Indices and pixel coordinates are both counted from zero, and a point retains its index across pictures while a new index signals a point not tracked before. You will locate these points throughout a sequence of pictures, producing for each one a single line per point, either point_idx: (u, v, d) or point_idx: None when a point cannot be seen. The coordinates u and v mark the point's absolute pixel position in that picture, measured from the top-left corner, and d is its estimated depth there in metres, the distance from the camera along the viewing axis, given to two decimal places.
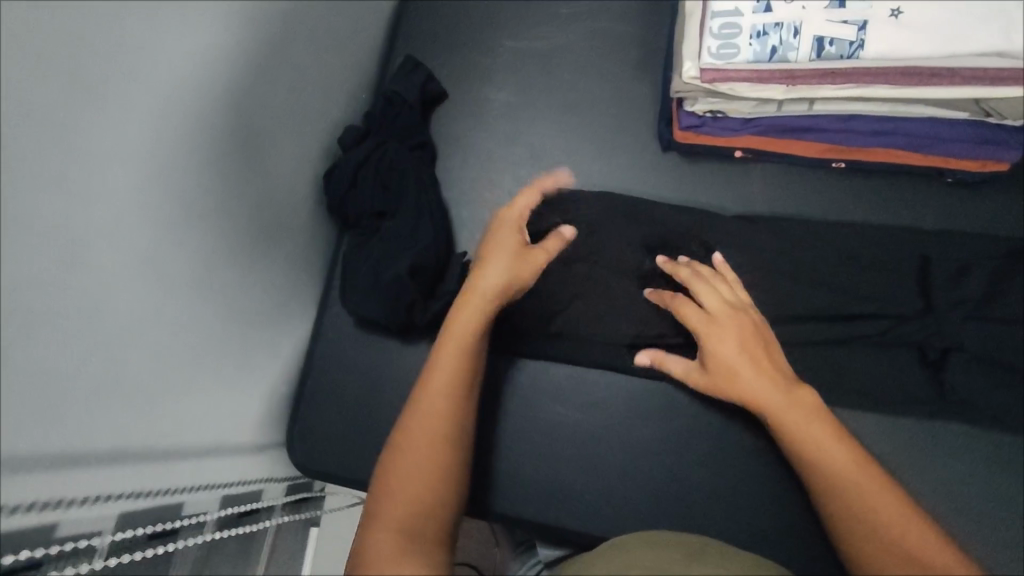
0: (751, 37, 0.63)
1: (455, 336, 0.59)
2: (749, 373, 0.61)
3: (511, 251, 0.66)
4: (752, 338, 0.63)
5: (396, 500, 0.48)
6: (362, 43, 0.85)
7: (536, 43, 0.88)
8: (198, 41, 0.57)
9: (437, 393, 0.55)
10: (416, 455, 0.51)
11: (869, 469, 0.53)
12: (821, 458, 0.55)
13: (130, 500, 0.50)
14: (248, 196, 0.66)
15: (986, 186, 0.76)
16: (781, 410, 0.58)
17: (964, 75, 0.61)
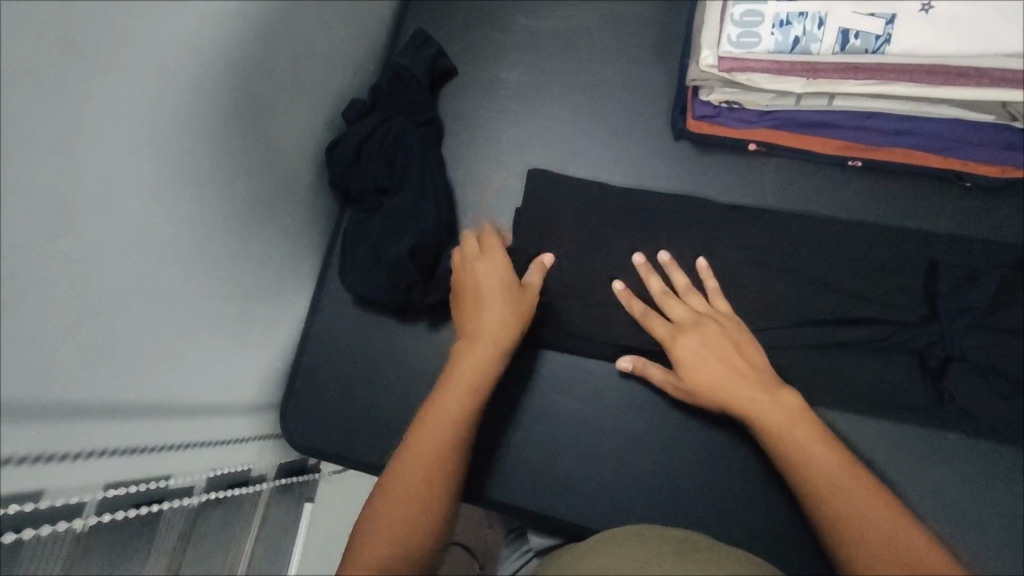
0: (774, 27, 0.61)
1: (468, 372, 0.60)
2: (723, 383, 0.61)
3: (505, 284, 0.66)
4: (721, 345, 0.63)
5: (387, 514, 0.51)
6: (372, 14, 0.83)
7: (551, 22, 0.86)
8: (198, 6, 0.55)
9: (444, 419, 0.57)
10: (418, 470, 0.54)
11: (853, 475, 0.53)
12: (803, 462, 0.55)
13: (123, 457, 0.50)
14: (249, 166, 0.65)
15: (1004, 192, 0.74)
16: (764, 416, 0.59)
17: (992, 77, 0.59)
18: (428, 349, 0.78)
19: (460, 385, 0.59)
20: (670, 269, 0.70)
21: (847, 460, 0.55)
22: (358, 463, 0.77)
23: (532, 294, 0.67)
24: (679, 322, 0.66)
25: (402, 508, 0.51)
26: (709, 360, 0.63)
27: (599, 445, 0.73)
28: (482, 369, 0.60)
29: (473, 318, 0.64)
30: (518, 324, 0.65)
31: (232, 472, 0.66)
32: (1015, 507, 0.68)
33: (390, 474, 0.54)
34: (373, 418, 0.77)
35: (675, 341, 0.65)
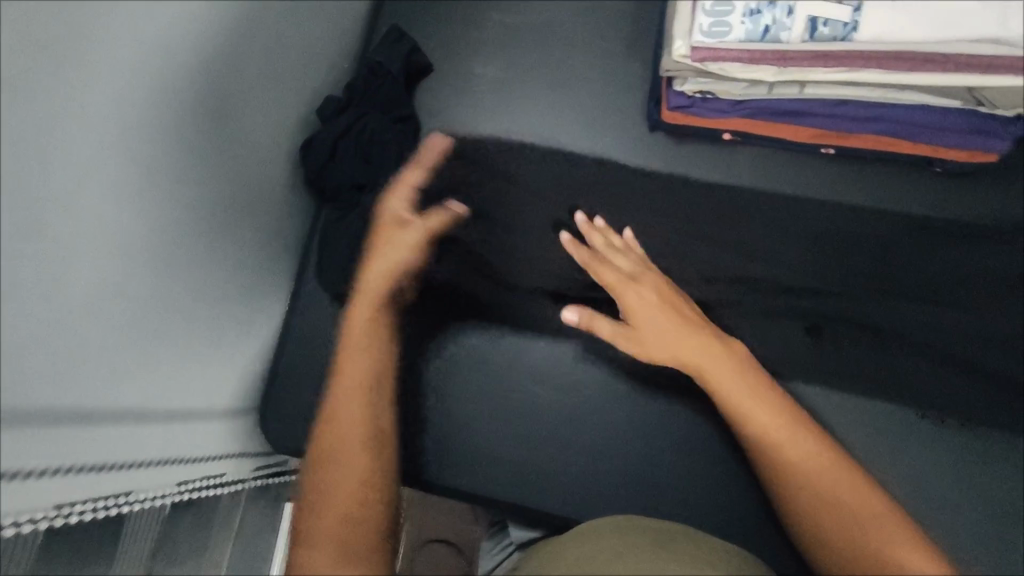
0: (744, 16, 0.62)
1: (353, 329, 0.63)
2: (670, 338, 0.62)
3: (398, 234, 0.68)
4: (663, 299, 0.64)
5: (328, 496, 0.52)
6: (346, 11, 0.82)
7: (525, 17, 0.86)
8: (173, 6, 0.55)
9: (354, 387, 0.58)
10: (345, 438, 0.55)
11: (812, 445, 0.55)
12: (763, 436, 0.56)
13: (94, 473, 0.49)
14: (220, 162, 0.64)
15: (974, 177, 0.75)
16: (722, 373, 0.59)
17: (958, 62, 0.59)
18: None
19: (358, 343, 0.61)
20: (604, 230, 0.70)
21: (802, 424, 0.56)
22: None
23: (412, 236, 0.68)
24: (629, 274, 0.66)
25: (342, 479, 0.53)
26: (658, 313, 0.63)
27: (579, 437, 0.72)
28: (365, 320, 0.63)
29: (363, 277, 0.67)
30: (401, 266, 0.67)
31: (202, 483, 0.64)
32: (993, 488, 0.68)
33: (318, 452, 0.55)
34: None
35: (627, 292, 0.65)
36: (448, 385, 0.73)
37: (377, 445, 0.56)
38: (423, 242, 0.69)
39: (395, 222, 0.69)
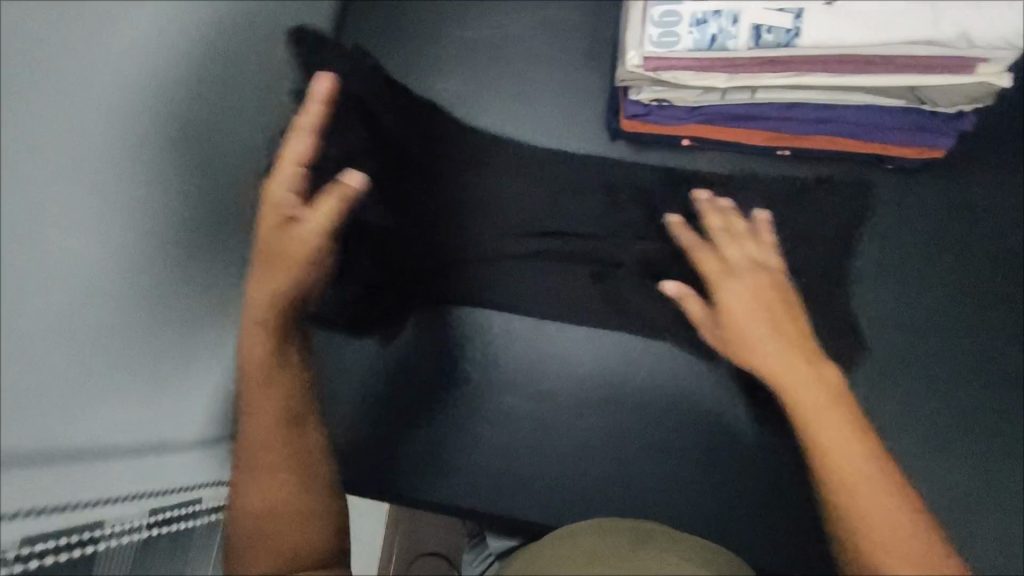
0: (691, 25, 0.64)
1: (255, 366, 0.59)
2: (759, 341, 0.62)
3: (290, 234, 0.63)
4: (767, 296, 0.64)
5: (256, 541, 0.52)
6: (307, 30, 0.83)
7: (486, 30, 0.87)
8: (117, 38, 0.56)
9: (262, 425, 0.57)
10: (261, 479, 0.55)
11: (873, 469, 0.52)
12: (820, 448, 0.53)
13: (66, 510, 0.49)
14: (187, 188, 0.65)
15: (922, 173, 0.77)
16: (801, 391, 0.57)
17: (898, 63, 0.61)
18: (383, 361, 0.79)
19: (259, 362, 0.59)
20: (727, 220, 0.71)
21: (871, 450, 0.53)
22: None
23: (309, 239, 0.63)
24: (732, 266, 0.67)
25: (269, 524, 0.53)
26: (754, 310, 0.63)
27: (552, 441, 0.77)
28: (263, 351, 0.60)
29: (256, 282, 0.62)
30: (290, 274, 0.63)
31: (186, 509, 0.64)
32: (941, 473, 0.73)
33: (238, 497, 0.55)
34: None
35: (724, 283, 0.66)
36: (424, 396, 0.78)
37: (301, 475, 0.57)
38: (314, 240, 0.64)
39: (281, 221, 0.63)
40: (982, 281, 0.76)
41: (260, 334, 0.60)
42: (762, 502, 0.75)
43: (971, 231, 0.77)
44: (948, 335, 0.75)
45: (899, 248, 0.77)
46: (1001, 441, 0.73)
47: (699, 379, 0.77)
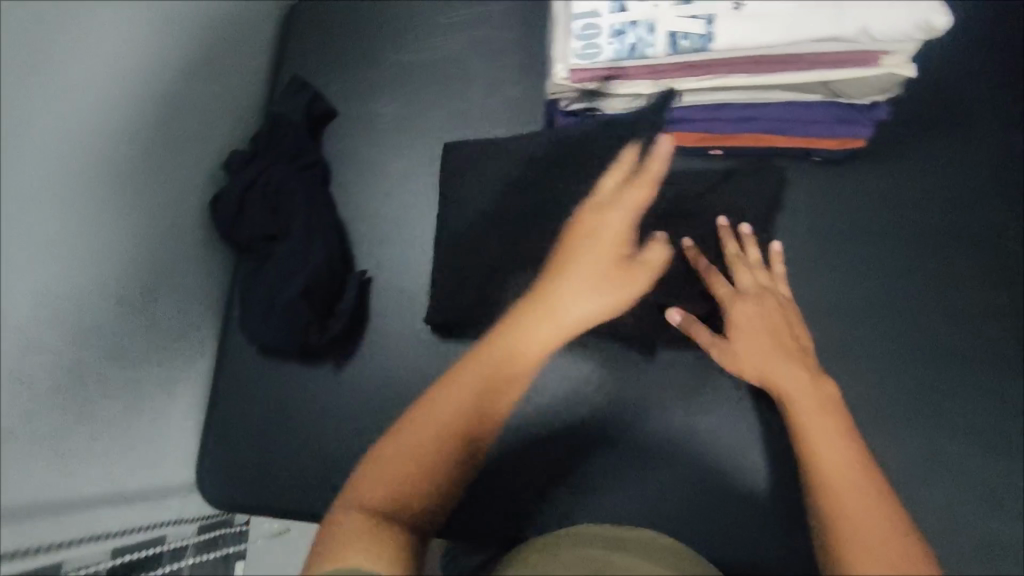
0: (611, 37, 0.64)
1: (482, 358, 0.62)
2: (769, 358, 0.67)
3: (601, 259, 0.68)
4: (775, 320, 0.70)
5: (382, 479, 0.54)
6: (244, 66, 0.84)
7: (421, 54, 0.89)
8: (65, 87, 0.57)
9: (448, 400, 0.59)
10: (414, 442, 0.56)
11: (855, 469, 0.58)
12: (813, 443, 0.60)
13: (14, 560, 0.51)
14: (126, 229, 0.65)
15: (849, 162, 0.80)
16: (806, 408, 0.63)
17: (809, 60, 0.64)
18: (337, 388, 0.79)
19: (478, 372, 0.61)
20: (747, 240, 0.75)
21: (858, 456, 0.59)
22: (282, 512, 0.77)
23: (614, 288, 0.68)
24: (744, 289, 0.72)
25: (393, 478, 0.55)
26: (759, 327, 0.69)
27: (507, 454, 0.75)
28: (507, 349, 0.63)
29: (540, 290, 0.67)
30: (550, 327, 0.65)
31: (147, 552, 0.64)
32: (898, 453, 0.73)
33: (388, 440, 0.57)
34: (292, 463, 0.78)
35: (735, 303, 0.71)
36: (380, 417, 0.78)
37: (444, 459, 0.56)
38: (620, 283, 0.68)
39: (619, 254, 0.69)
40: (917, 263, 0.78)
41: (546, 337, 0.65)
42: (725, 507, 0.73)
43: (900, 216, 0.79)
44: (889, 318, 0.76)
45: (833, 237, 0.79)
46: (954, 421, 0.74)
47: (649, 377, 0.76)
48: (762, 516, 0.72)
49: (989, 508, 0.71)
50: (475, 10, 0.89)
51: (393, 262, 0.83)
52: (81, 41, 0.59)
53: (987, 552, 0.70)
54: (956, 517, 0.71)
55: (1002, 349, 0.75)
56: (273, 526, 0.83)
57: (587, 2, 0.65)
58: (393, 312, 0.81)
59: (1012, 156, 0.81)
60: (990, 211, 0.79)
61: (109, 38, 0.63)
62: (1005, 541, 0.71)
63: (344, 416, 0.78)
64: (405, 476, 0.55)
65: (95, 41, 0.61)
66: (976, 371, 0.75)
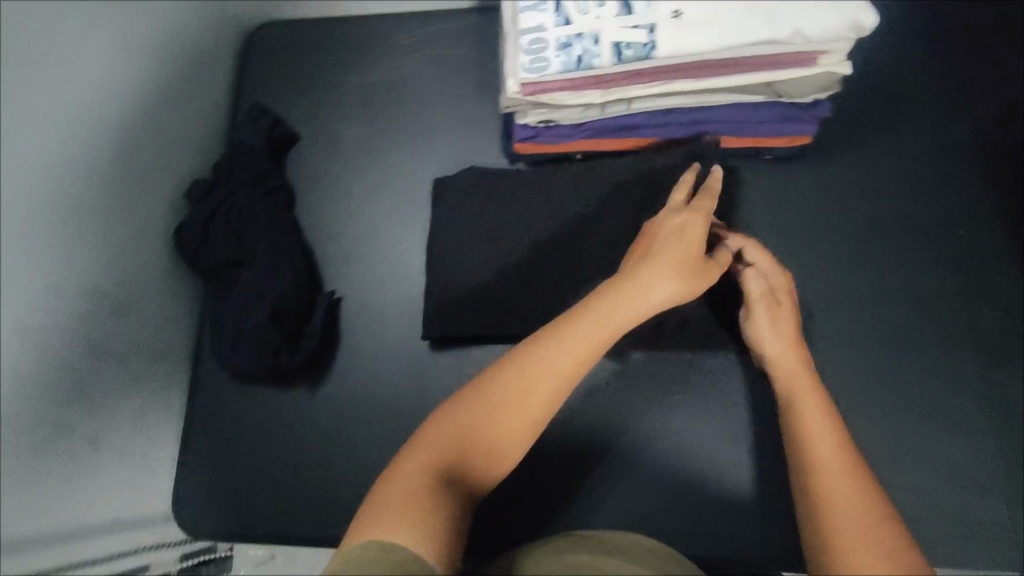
0: (558, 50, 0.66)
1: (585, 331, 0.57)
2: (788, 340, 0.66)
3: (687, 256, 0.63)
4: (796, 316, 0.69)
5: (456, 429, 0.53)
6: (203, 95, 0.85)
7: (379, 74, 0.90)
8: (22, 123, 0.58)
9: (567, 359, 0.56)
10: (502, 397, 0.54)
11: (842, 461, 0.56)
12: (802, 437, 0.59)
13: None
14: (88, 263, 0.65)
15: (798, 159, 0.83)
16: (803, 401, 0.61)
17: (749, 63, 0.66)
18: (310, 408, 0.80)
19: (550, 369, 0.55)
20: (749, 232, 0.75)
21: (847, 452, 0.57)
22: (260, 537, 0.77)
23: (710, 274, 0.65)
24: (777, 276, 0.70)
25: (471, 430, 0.53)
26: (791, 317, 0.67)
27: None
28: (597, 334, 0.58)
29: (636, 273, 0.61)
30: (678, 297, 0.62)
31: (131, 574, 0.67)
32: (865, 439, 0.74)
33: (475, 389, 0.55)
34: (268, 487, 0.78)
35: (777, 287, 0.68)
36: (355, 436, 0.78)
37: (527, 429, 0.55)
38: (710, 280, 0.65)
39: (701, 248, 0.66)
40: (871, 253, 0.80)
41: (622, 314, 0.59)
42: (699, 503, 0.74)
43: (852, 208, 0.81)
44: (848, 308, 0.78)
45: (789, 232, 0.81)
46: (917, 404, 0.75)
47: (620, 381, 0.78)
48: (733, 509, 0.73)
49: (957, 488, 0.73)
50: (430, 29, 0.91)
51: (361, 280, 0.84)
52: (38, 80, 0.60)
53: (957, 531, 0.72)
54: (926, 499, 0.72)
55: (958, 331, 0.77)
56: (257, 553, 0.78)
57: (533, 17, 0.66)
58: (363, 330, 0.82)
59: (956, 144, 0.83)
60: (939, 198, 0.81)
61: (67, 74, 0.63)
62: (973, 520, 0.72)
63: (318, 436, 0.79)
64: (459, 454, 0.52)
65: (54, 76, 0.62)
66: (935, 354, 0.77)
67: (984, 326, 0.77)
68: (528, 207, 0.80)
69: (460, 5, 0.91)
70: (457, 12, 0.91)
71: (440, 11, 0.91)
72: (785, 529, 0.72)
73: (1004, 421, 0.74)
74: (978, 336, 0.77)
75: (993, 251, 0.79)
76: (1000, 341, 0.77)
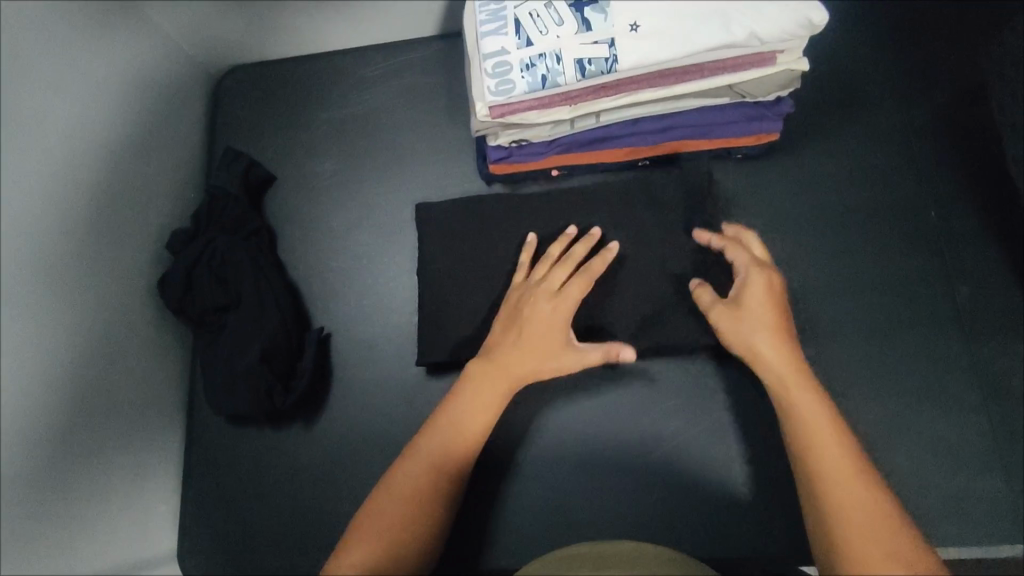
0: (522, 70, 0.66)
1: (470, 403, 0.66)
2: (756, 334, 0.65)
3: (546, 326, 0.69)
4: (778, 295, 0.67)
5: (376, 520, 0.60)
6: (179, 143, 0.86)
7: (349, 108, 0.91)
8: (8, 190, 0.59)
9: (458, 429, 0.65)
10: (409, 479, 0.62)
11: (848, 466, 0.57)
12: (804, 444, 0.59)
13: None
14: (74, 320, 0.65)
15: (767, 156, 0.84)
16: (799, 407, 0.61)
17: (710, 68, 0.67)
18: (307, 447, 0.79)
19: (478, 422, 0.66)
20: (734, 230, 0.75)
21: (849, 453, 0.58)
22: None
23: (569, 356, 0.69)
24: (744, 265, 0.69)
25: (389, 514, 0.60)
26: (766, 304, 0.66)
27: (484, 483, 0.76)
28: (479, 407, 0.66)
29: (501, 353, 0.68)
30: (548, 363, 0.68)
31: None
32: (859, 425, 0.75)
33: (387, 480, 0.63)
34: (270, 528, 0.77)
35: (746, 279, 0.68)
36: (353, 470, 0.78)
37: (432, 496, 0.62)
38: (573, 362, 0.69)
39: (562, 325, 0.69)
40: (846, 240, 0.81)
41: (501, 384, 0.67)
42: (702, 503, 0.74)
43: (823, 198, 0.83)
44: (828, 298, 0.79)
45: (765, 228, 0.82)
46: (906, 386, 0.76)
47: (615, 390, 0.78)
48: (737, 508, 0.73)
49: (953, 466, 0.73)
50: (396, 60, 0.92)
51: (348, 313, 0.84)
52: (14, 144, 0.60)
53: (957, 508, 0.72)
54: (923, 480, 0.73)
55: (939, 311, 0.78)
56: None
57: (496, 42, 0.67)
58: (354, 362, 0.82)
59: (918, 128, 0.85)
60: (907, 181, 0.83)
61: (46, 136, 0.64)
62: (971, 496, 0.72)
63: (317, 474, 0.78)
64: (387, 533, 0.59)
65: (38, 140, 0.63)
66: (918, 336, 0.78)
67: (962, 302, 0.79)
68: (508, 227, 0.81)
69: (424, 34, 0.93)
70: (422, 41, 0.92)
71: (404, 41, 0.93)
72: (790, 522, 0.72)
73: (990, 395, 0.76)
74: (957, 314, 0.78)
75: (962, 229, 0.81)
76: (979, 316, 0.78)
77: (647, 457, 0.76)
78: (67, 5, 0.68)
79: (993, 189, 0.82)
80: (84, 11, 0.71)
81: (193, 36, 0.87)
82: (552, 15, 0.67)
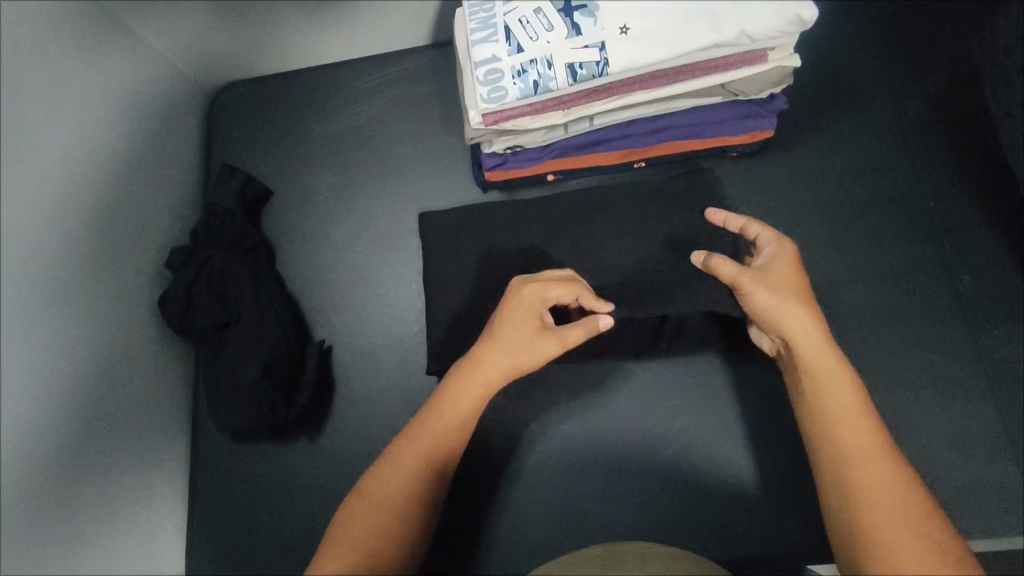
0: (514, 77, 0.66)
1: (448, 389, 0.64)
2: (793, 299, 0.62)
3: (516, 318, 0.65)
4: (803, 272, 0.66)
5: (355, 508, 0.59)
6: (175, 161, 0.86)
7: (344, 121, 0.91)
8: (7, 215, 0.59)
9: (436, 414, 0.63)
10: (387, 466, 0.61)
11: (880, 452, 0.55)
12: (837, 424, 0.57)
13: None
14: (76, 342, 0.65)
15: (763, 153, 0.84)
16: (835, 385, 0.59)
17: (702, 67, 0.67)
18: (313, 460, 0.79)
19: (456, 407, 0.63)
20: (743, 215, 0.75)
21: (882, 439, 0.56)
22: None
23: (545, 346, 0.65)
24: (770, 243, 0.68)
25: (368, 502, 0.59)
26: (798, 277, 0.64)
27: (493, 492, 0.75)
28: (454, 392, 0.64)
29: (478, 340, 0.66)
30: (521, 344, 0.64)
31: None
32: None
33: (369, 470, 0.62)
34: (277, 542, 0.77)
35: (779, 251, 0.66)
36: None
37: (410, 483, 0.60)
38: (547, 352, 0.65)
39: (535, 322, 0.66)
40: (846, 233, 0.81)
41: (476, 364, 0.64)
42: (713, 503, 0.73)
43: (821, 193, 0.83)
44: (830, 292, 0.79)
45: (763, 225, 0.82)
46: (912, 378, 0.76)
47: (619, 393, 0.77)
48: (747, 507, 0.73)
49: (960, 455, 0.73)
50: (388, 72, 0.93)
51: (349, 325, 0.84)
52: (12, 170, 0.60)
53: (967, 497, 0.72)
54: (935, 473, 0.72)
55: (941, 300, 0.78)
56: None
57: (487, 50, 0.67)
58: (357, 374, 0.82)
59: (913, 118, 0.85)
60: (904, 172, 0.83)
61: (46, 161, 0.64)
62: (982, 487, 0.72)
63: (324, 485, 0.78)
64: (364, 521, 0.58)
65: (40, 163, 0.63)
66: (923, 327, 0.77)
67: (963, 290, 0.78)
68: (505, 233, 0.81)
69: (416, 44, 0.93)
70: (415, 51, 0.93)
71: (396, 52, 0.93)
72: (799, 518, 0.72)
73: (997, 383, 0.75)
74: (961, 303, 0.78)
75: (962, 217, 0.81)
76: (982, 303, 0.78)
77: (653, 460, 0.75)
78: (62, 30, 0.69)
79: (990, 177, 0.82)
80: (79, 36, 0.71)
81: (185, 56, 0.87)
82: (542, 21, 0.66)
